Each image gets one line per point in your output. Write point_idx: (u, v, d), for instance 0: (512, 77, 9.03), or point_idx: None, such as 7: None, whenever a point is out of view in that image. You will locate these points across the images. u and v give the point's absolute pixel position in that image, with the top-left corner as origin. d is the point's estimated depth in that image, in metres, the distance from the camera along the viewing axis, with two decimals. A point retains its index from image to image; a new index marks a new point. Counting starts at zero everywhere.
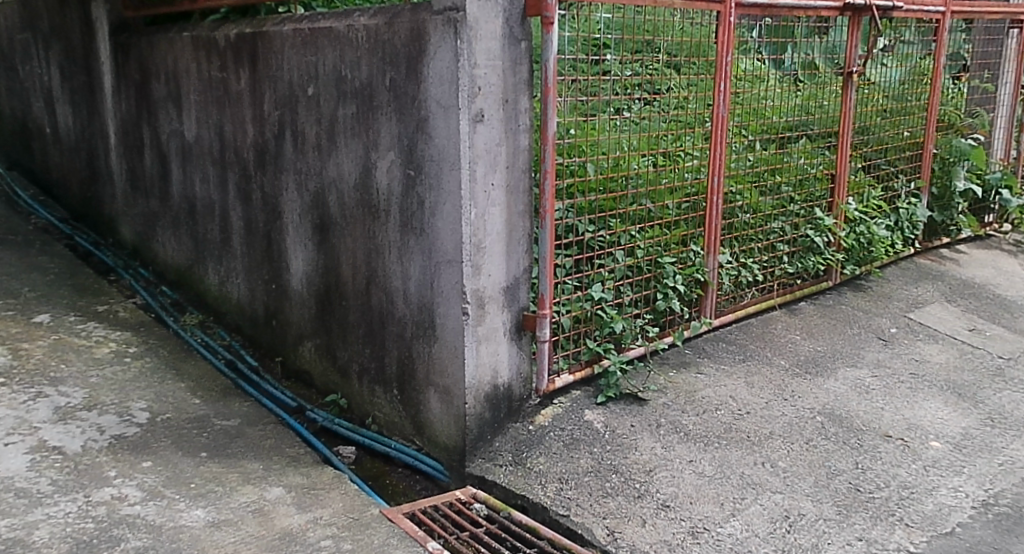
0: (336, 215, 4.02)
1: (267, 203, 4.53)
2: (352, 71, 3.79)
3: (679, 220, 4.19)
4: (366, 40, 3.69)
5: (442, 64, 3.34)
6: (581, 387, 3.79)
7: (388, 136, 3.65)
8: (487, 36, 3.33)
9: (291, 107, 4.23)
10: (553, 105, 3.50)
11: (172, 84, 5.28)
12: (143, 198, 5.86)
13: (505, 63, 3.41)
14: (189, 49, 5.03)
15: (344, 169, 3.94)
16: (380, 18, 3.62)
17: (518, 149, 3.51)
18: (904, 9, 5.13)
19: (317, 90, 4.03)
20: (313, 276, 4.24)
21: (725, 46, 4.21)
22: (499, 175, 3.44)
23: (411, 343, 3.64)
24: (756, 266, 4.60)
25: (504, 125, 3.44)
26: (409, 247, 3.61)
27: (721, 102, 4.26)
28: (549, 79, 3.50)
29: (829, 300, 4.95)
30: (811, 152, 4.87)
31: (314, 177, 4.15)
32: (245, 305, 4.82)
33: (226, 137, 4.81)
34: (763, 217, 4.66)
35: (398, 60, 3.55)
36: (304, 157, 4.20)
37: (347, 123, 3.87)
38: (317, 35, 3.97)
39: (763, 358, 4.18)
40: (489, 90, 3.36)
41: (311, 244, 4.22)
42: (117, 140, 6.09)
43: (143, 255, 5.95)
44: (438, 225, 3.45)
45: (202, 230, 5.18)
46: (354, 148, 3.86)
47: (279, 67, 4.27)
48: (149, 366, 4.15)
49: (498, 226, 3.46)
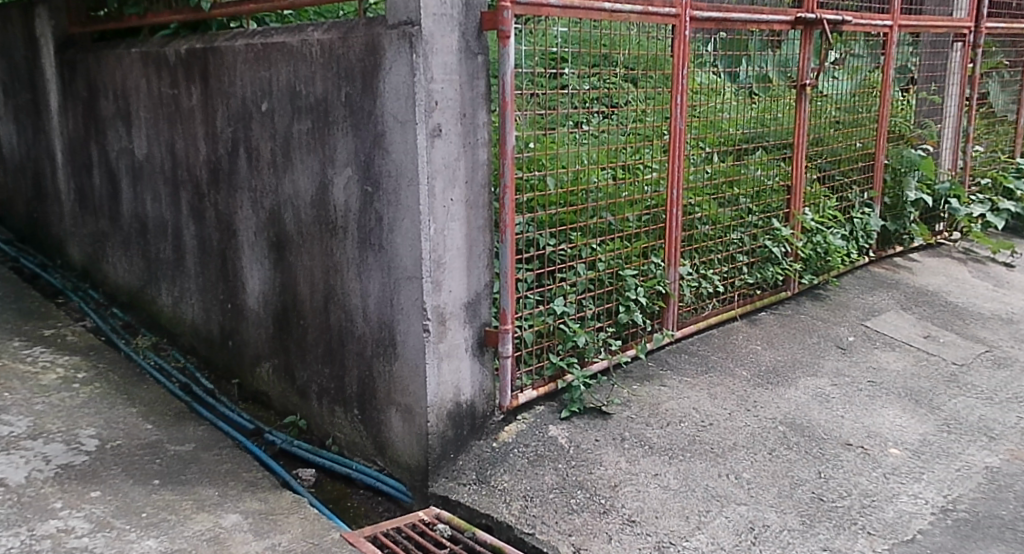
0: (293, 232, 3.95)
1: (221, 221, 4.44)
2: (307, 87, 3.74)
3: (639, 232, 4.19)
4: (321, 55, 3.64)
5: (398, 78, 3.31)
6: (545, 402, 3.75)
7: (345, 152, 3.60)
8: (444, 50, 3.31)
9: (244, 124, 4.16)
10: (511, 119, 3.48)
11: (121, 102, 5.17)
12: (92, 218, 5.73)
13: (462, 77, 3.38)
14: (138, 65, 4.93)
15: (300, 186, 3.88)
16: (334, 33, 3.58)
17: (477, 164, 3.47)
18: (854, 23, 5.22)
19: (271, 106, 3.97)
20: (269, 295, 4.15)
21: (681, 59, 4.24)
22: (458, 190, 3.41)
23: (372, 361, 3.58)
24: (716, 277, 4.61)
25: (463, 140, 3.41)
26: (368, 264, 3.55)
27: (678, 115, 4.28)
28: (506, 93, 3.48)
29: (788, 309, 4.98)
30: (767, 163, 4.91)
31: (269, 194, 4.07)
32: (199, 325, 4.71)
33: (178, 154, 4.71)
34: (722, 228, 4.68)
35: (353, 75, 3.51)
36: (259, 175, 4.13)
37: (302, 139, 3.82)
38: (270, 51, 3.92)
39: (725, 369, 4.18)
40: (446, 105, 3.33)
41: (267, 263, 4.14)
42: (64, 159, 5.94)
43: (93, 276, 5.81)
44: (397, 241, 3.41)
45: (154, 250, 5.07)
46: (310, 164, 3.80)
47: (231, 83, 4.20)
48: (99, 391, 4.03)
49: (458, 241, 3.42)
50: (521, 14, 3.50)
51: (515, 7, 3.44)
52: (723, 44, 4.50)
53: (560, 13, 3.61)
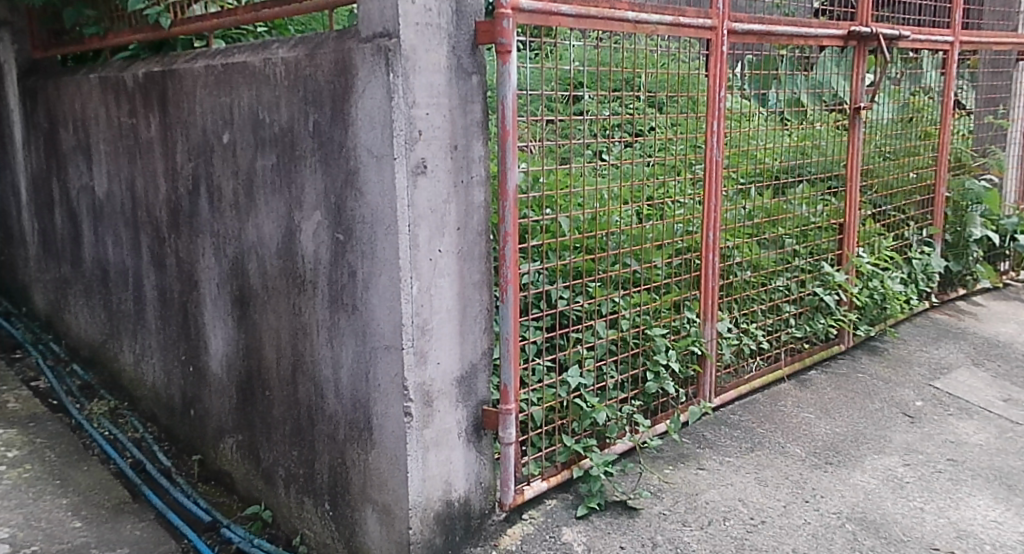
0: (257, 286, 3.33)
1: (182, 271, 3.83)
2: (271, 114, 3.14)
3: (670, 282, 3.54)
4: (286, 77, 3.03)
5: (373, 103, 2.69)
6: (557, 495, 3.08)
7: (314, 192, 2.98)
8: (429, 68, 2.69)
9: (205, 158, 3.56)
10: (515, 150, 2.83)
11: (81, 133, 4.59)
12: (56, 263, 5.14)
13: (451, 100, 2.76)
14: (96, 91, 4.34)
15: (264, 233, 3.26)
16: (300, 50, 2.98)
17: (472, 206, 2.84)
18: (913, 38, 4.57)
19: (233, 138, 3.36)
20: (232, 359, 3.53)
21: (719, 76, 3.58)
22: (448, 238, 2.77)
23: (344, 448, 2.93)
24: (760, 332, 3.93)
25: (453, 177, 2.78)
26: (340, 329, 2.92)
27: (714, 144, 3.62)
28: (507, 120, 2.84)
29: (843, 367, 4.28)
30: (813, 199, 4.23)
31: (232, 241, 3.46)
32: (160, 390, 4.08)
33: (138, 193, 4.12)
34: (766, 274, 4.01)
35: (322, 100, 2.89)
36: (221, 218, 3.51)
37: (266, 177, 3.21)
38: (230, 73, 3.32)
39: (775, 446, 3.47)
40: (431, 135, 2.71)
41: (230, 321, 3.52)
42: (28, 197, 5.37)
43: (56, 327, 5.21)
44: (373, 301, 2.77)
45: (115, 300, 4.46)
46: (275, 206, 3.18)
47: (191, 111, 3.60)
48: (26, 477, 3.51)
49: (448, 302, 2.78)
50: (526, 24, 2.87)
51: (517, 15, 2.81)
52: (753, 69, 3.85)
53: (576, 23, 3.00)
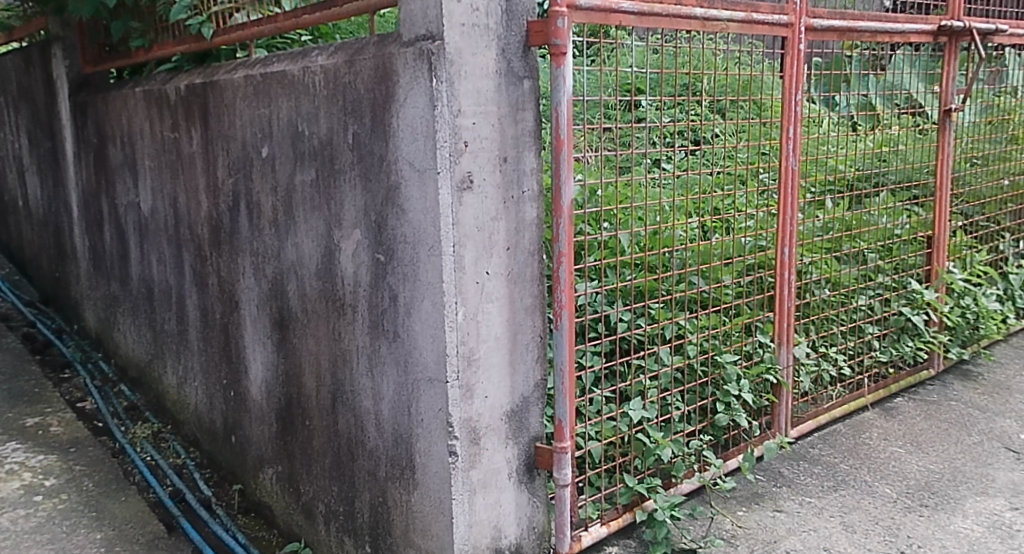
0: (297, 309, 3.13)
1: (223, 291, 3.66)
2: (309, 126, 2.94)
3: (742, 303, 3.23)
4: (324, 86, 2.83)
5: (415, 112, 2.46)
6: (618, 540, 2.81)
7: (353, 209, 2.77)
8: (476, 73, 2.46)
9: (245, 173, 3.38)
10: (571, 162, 2.57)
11: (128, 149, 4.46)
12: (105, 280, 5.04)
13: (501, 108, 2.51)
14: (141, 105, 4.21)
15: (304, 252, 3.06)
16: (339, 56, 2.76)
17: (523, 225, 2.59)
18: (1009, 32, 4.18)
19: (273, 152, 3.17)
20: (273, 385, 3.33)
21: (795, 77, 3.28)
22: (497, 259, 2.53)
23: (386, 486, 2.71)
24: (841, 357, 3.58)
25: (503, 192, 2.53)
26: (381, 358, 2.69)
27: (790, 152, 3.32)
28: (562, 130, 2.58)
29: (933, 394, 3.91)
30: (896, 209, 3.87)
31: (272, 260, 3.27)
32: (203, 414, 3.92)
33: (182, 211, 3.97)
34: (846, 293, 3.67)
35: (362, 110, 2.67)
36: (261, 236, 3.33)
37: (305, 193, 3.01)
38: (269, 83, 3.13)
39: (862, 485, 3.12)
40: (477, 146, 2.47)
41: (270, 345, 3.33)
42: (79, 213, 5.30)
43: (105, 345, 5.11)
44: (415, 329, 2.54)
45: (160, 320, 4.32)
46: (314, 224, 2.98)
47: (231, 124, 3.43)
48: (61, 508, 3.34)
49: (497, 329, 2.54)
50: (583, 23, 2.62)
51: (574, 13, 2.56)
52: (817, 72, 3.46)
53: (640, 23, 2.74)
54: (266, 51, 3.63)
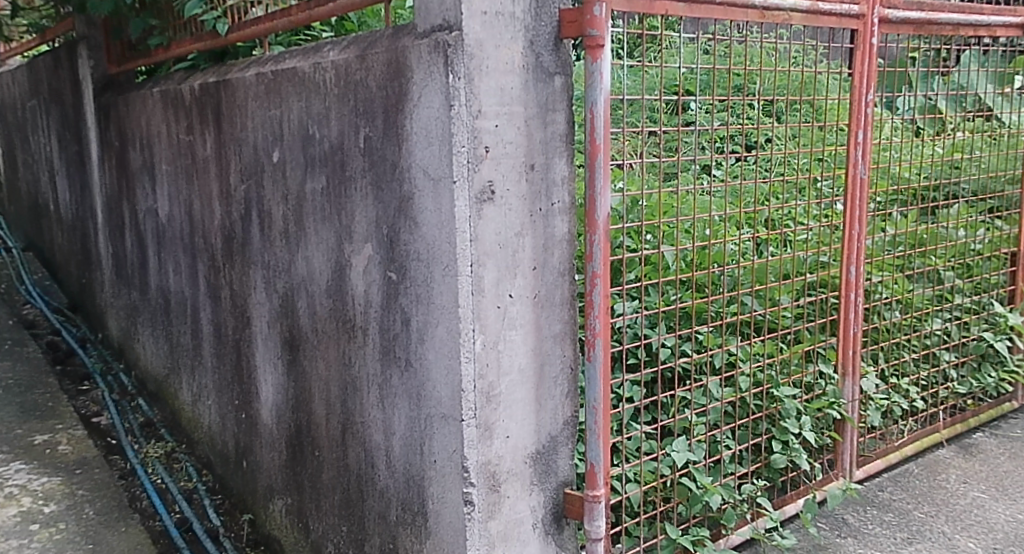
0: (308, 329, 2.86)
1: (236, 306, 3.41)
2: (320, 129, 2.66)
3: (802, 328, 2.88)
4: (335, 84, 2.54)
5: (430, 112, 2.16)
6: None
7: (365, 221, 2.48)
8: (500, 68, 2.15)
9: (257, 180, 3.12)
10: (607, 170, 2.24)
11: (147, 152, 4.24)
12: (127, 289, 4.84)
13: (527, 109, 2.21)
14: (158, 107, 3.98)
15: (315, 267, 2.79)
16: (351, 50, 2.48)
17: (552, 242, 2.28)
18: None
19: (284, 157, 2.91)
20: (283, 409, 3.06)
21: (865, 74, 2.93)
22: (522, 280, 2.22)
23: (397, 531, 2.42)
24: (914, 388, 3.20)
25: (529, 204, 2.22)
26: (392, 388, 2.40)
27: (858, 159, 2.96)
28: (598, 134, 2.25)
29: (1017, 428, 3.51)
30: (972, 221, 3.49)
31: (283, 274, 3.00)
32: (215, 435, 3.67)
33: (197, 218, 3.73)
34: (918, 317, 3.31)
35: (374, 110, 2.39)
36: (273, 248, 3.06)
37: (316, 203, 2.73)
38: (280, 81, 2.86)
39: (940, 538, 2.72)
40: (500, 152, 2.16)
41: (280, 366, 3.06)
42: (103, 219, 5.11)
43: (126, 356, 4.91)
44: (429, 358, 2.24)
45: (177, 333, 4.09)
46: (325, 236, 2.70)
47: (243, 126, 3.17)
48: (57, 539, 3.11)
49: (521, 360, 2.23)
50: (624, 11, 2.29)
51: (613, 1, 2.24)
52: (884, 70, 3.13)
53: (697, 14, 2.41)
54: (283, 48, 3.39)
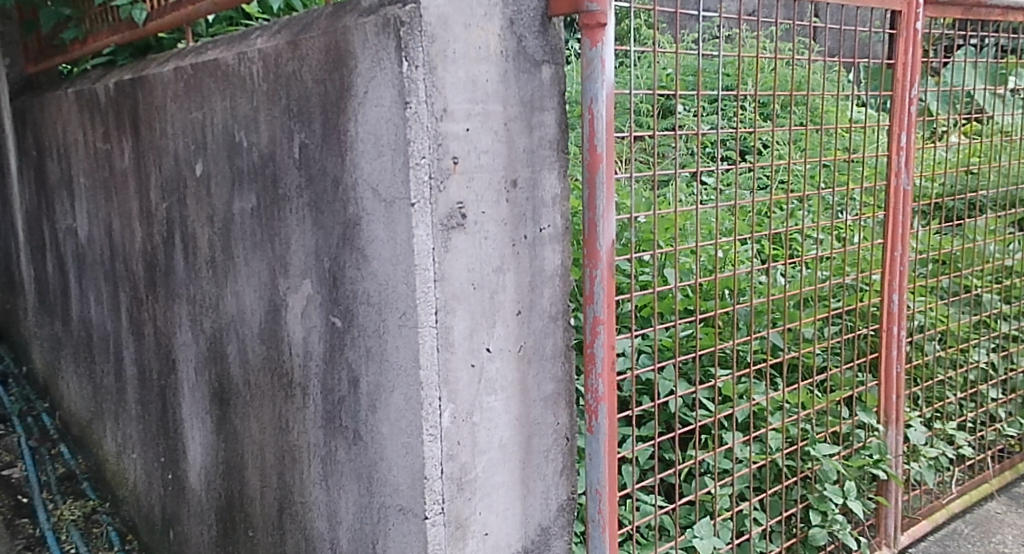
0: (238, 380, 2.33)
1: (160, 346, 2.86)
2: (247, 135, 2.14)
3: (839, 371, 2.41)
4: (264, 78, 2.02)
5: (379, 113, 1.65)
6: None
7: (302, 251, 1.96)
8: (470, 54, 1.64)
9: (178, 197, 2.59)
10: (612, 186, 1.72)
11: (64, 164, 3.69)
12: (49, 318, 4.26)
13: (507, 108, 1.70)
14: (74, 110, 3.43)
15: (245, 304, 2.26)
16: (282, 35, 1.96)
17: (540, 278, 1.78)
18: None
19: (208, 169, 2.38)
20: (212, 474, 2.53)
21: (910, 66, 2.49)
22: (502, 329, 1.72)
23: None
24: (963, 435, 2.76)
25: (510, 230, 1.72)
26: (337, 465, 1.89)
27: (902, 166, 2.51)
28: (600, 143, 1.72)
29: None
30: (1008, 237, 3.09)
31: (210, 312, 2.47)
32: (140, 495, 3.13)
33: (117, 241, 3.18)
34: (960, 349, 2.88)
35: (311, 111, 1.86)
36: (198, 280, 2.53)
37: (245, 226, 2.21)
38: (200, 77, 2.33)
39: None
40: (471, 164, 1.65)
41: (208, 423, 2.53)
42: (25, 239, 4.53)
43: (49, 395, 4.34)
44: (382, 432, 1.73)
45: (99, 373, 3.53)
46: (256, 268, 2.18)
47: (162, 132, 2.63)
48: None
49: (502, 433, 1.73)
50: None
51: None
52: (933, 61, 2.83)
53: None
54: (208, 39, 2.85)
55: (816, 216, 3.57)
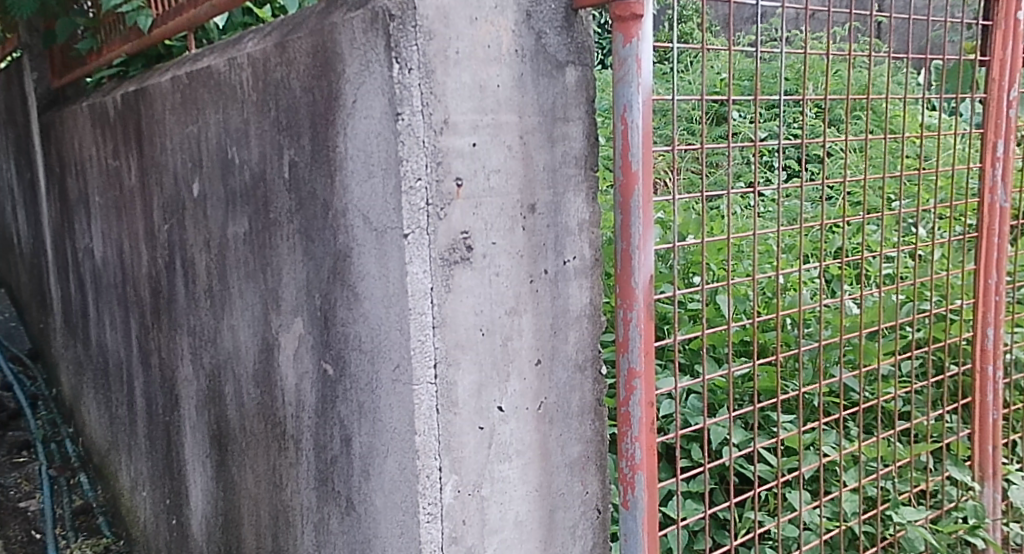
0: (234, 424, 2.08)
1: (165, 379, 2.63)
2: (239, 151, 1.89)
3: (925, 419, 2.07)
4: (252, 87, 1.77)
5: (369, 126, 1.37)
6: None
7: (294, 285, 1.70)
8: (476, 54, 1.36)
9: (177, 219, 2.35)
10: (649, 210, 1.42)
11: (81, 181, 3.51)
12: (73, 340, 4.09)
13: (523, 119, 1.42)
14: (87, 125, 3.24)
15: (240, 340, 2.01)
16: (272, 37, 1.70)
17: (564, 320, 1.49)
18: None
19: (204, 190, 2.13)
20: (213, 525, 2.29)
21: (1008, 63, 2.16)
22: (518, 382, 1.43)
23: None
24: None
25: (527, 263, 1.44)
26: (331, 535, 1.62)
27: (997, 181, 2.17)
28: (636, 159, 1.41)
29: None
30: None
31: (208, 347, 2.23)
32: (150, 537, 2.91)
33: (126, 264, 2.96)
34: None
35: (299, 124, 1.60)
36: (197, 311, 2.29)
37: (240, 254, 1.96)
38: (195, 87, 2.09)
39: None
40: (478, 185, 1.38)
41: (208, 468, 2.29)
42: (52, 258, 4.37)
43: (74, 420, 4.17)
44: (375, 504, 1.46)
45: (115, 402, 3.33)
46: (250, 300, 1.93)
47: (162, 148, 2.40)
48: None
49: (518, 508, 1.44)
50: None
51: None
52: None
53: None
54: (213, 42, 2.61)
55: (888, 234, 3.21)
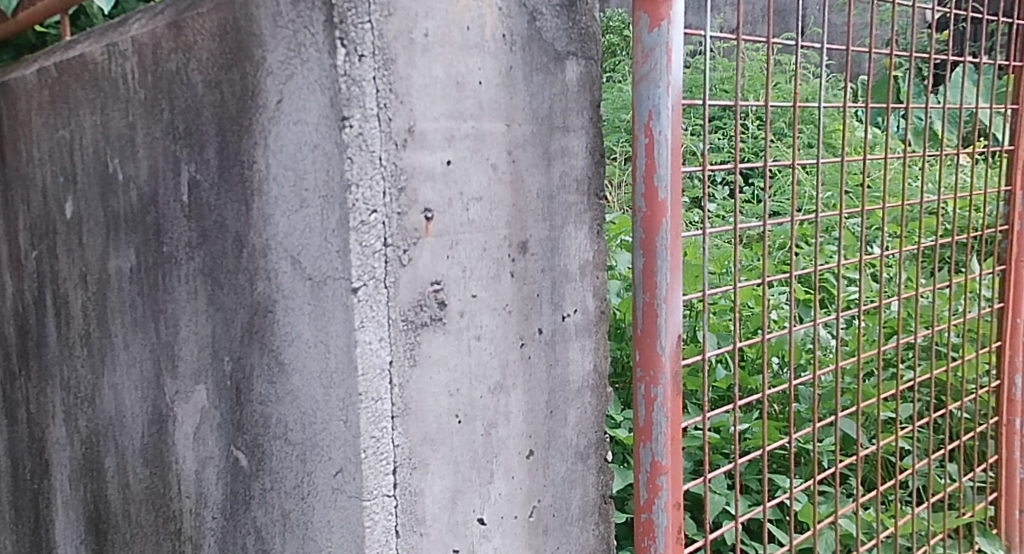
0: (117, 508, 1.64)
1: (33, 441, 2.13)
2: (121, 165, 1.45)
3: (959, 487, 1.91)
4: (139, 83, 1.35)
5: (298, 135, 0.97)
6: None
7: (197, 344, 1.29)
8: (450, 40, 0.98)
9: (46, 245, 1.88)
10: (677, 248, 1.07)
11: None
12: None
13: (512, 128, 1.05)
14: None
15: (123, 404, 1.57)
16: (166, 15, 1.29)
17: (562, 396, 1.13)
18: None
19: (78, 211, 1.68)
20: None
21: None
22: (504, 483, 1.08)
23: None
24: None
25: (516, 322, 1.07)
26: None
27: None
28: (662, 181, 1.06)
29: None
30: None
31: (85, 407, 1.78)
32: None
33: None
34: None
35: (202, 132, 1.20)
36: (70, 361, 1.82)
37: (122, 296, 1.52)
38: (66, 81, 1.64)
39: None
40: (454, 218, 1.00)
41: None
42: None
43: None
44: None
45: None
46: (137, 356, 1.50)
47: (26, 157, 1.92)
48: None
49: None
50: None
51: None
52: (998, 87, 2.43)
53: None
54: (91, 24, 2.13)
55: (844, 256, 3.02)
